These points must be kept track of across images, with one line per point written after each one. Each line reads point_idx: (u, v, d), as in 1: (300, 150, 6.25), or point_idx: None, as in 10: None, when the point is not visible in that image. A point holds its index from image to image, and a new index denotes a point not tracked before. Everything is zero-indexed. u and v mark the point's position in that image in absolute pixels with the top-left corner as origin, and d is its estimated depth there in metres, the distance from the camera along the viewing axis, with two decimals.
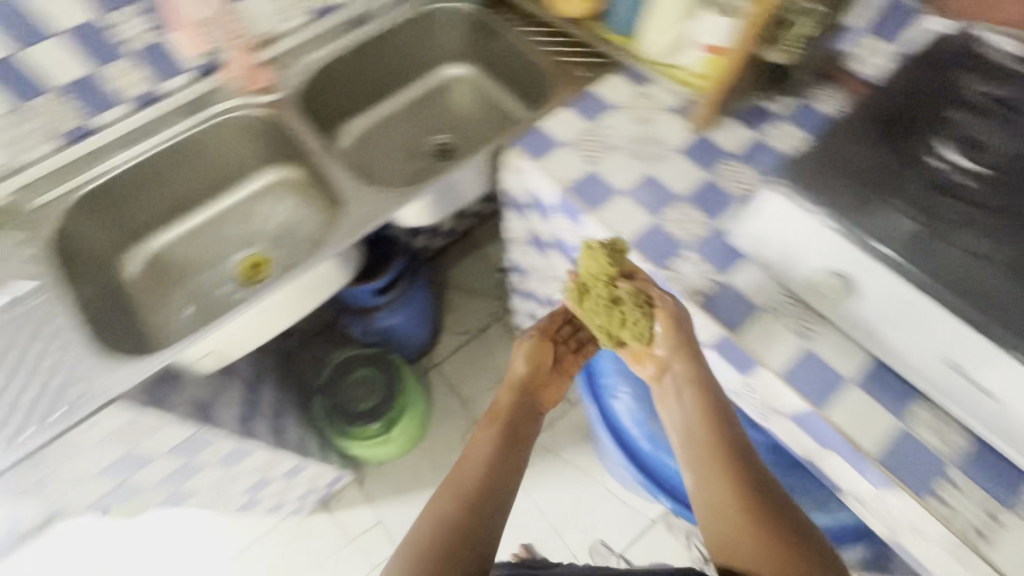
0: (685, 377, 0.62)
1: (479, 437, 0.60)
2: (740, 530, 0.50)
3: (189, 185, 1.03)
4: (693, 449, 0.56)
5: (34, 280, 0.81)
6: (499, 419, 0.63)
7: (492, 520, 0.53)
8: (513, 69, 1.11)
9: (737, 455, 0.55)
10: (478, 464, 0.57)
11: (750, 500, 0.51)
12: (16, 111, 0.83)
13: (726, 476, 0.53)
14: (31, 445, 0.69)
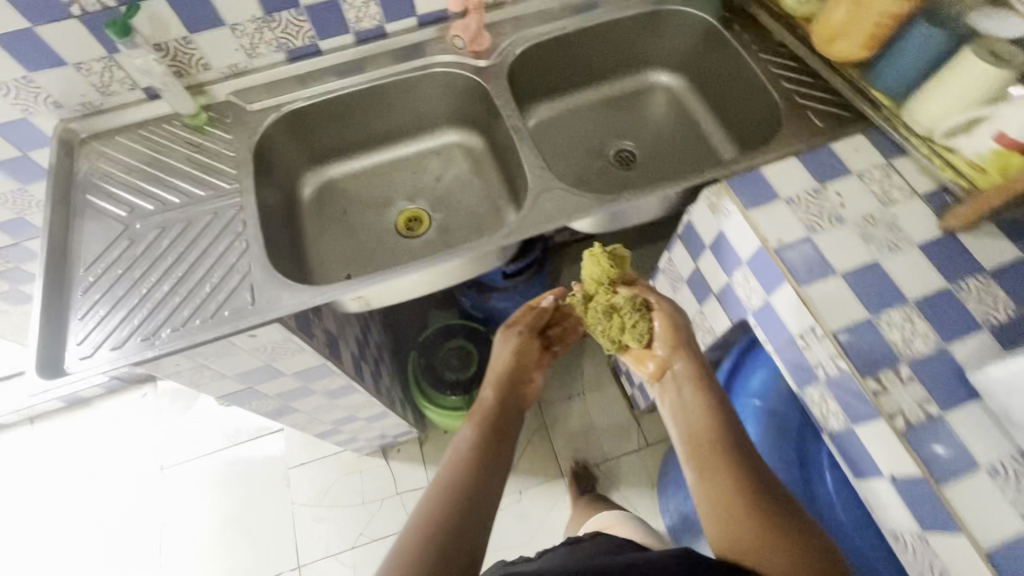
0: (688, 373, 0.69)
1: (459, 439, 0.64)
2: (747, 527, 0.53)
3: (380, 125, 1.04)
4: (696, 446, 0.60)
5: (234, 181, 0.86)
6: (478, 419, 0.66)
7: (483, 507, 0.56)
8: (733, 98, 1.03)
9: (738, 456, 0.58)
10: (456, 458, 0.60)
11: (756, 496, 0.55)
12: (263, 19, 0.87)
13: (725, 473, 0.57)
14: (202, 336, 0.72)
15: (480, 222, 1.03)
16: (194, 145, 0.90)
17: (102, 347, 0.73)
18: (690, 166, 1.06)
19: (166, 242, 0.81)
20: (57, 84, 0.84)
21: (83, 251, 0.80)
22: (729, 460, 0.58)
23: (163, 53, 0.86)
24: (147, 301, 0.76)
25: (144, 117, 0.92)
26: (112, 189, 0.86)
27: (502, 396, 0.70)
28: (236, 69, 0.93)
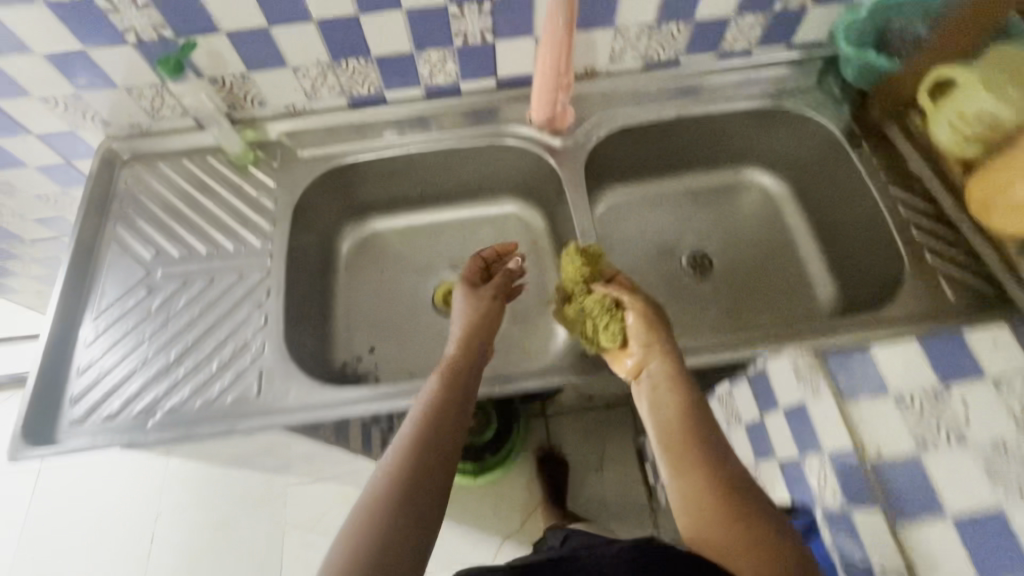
0: (662, 375, 0.61)
1: (409, 419, 0.54)
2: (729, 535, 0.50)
3: (436, 185, 0.95)
4: (681, 460, 0.54)
5: (267, 241, 0.79)
6: (435, 397, 0.56)
7: (433, 483, 0.50)
8: (846, 227, 0.88)
9: (709, 462, 0.54)
10: (406, 438, 0.52)
11: (727, 505, 0.51)
12: (329, 65, 0.78)
13: (701, 475, 0.53)
14: (197, 427, 0.66)
15: (523, 312, 0.91)
16: (233, 188, 0.83)
17: (95, 415, 0.67)
18: (777, 293, 0.92)
19: (184, 302, 0.75)
20: (107, 103, 0.79)
21: (99, 295, 0.75)
22: (699, 463, 0.54)
23: (218, 86, 0.79)
24: (151, 368, 0.70)
25: (190, 146, 0.86)
26: (142, 225, 0.81)
27: (465, 364, 0.60)
28: (295, 109, 0.85)
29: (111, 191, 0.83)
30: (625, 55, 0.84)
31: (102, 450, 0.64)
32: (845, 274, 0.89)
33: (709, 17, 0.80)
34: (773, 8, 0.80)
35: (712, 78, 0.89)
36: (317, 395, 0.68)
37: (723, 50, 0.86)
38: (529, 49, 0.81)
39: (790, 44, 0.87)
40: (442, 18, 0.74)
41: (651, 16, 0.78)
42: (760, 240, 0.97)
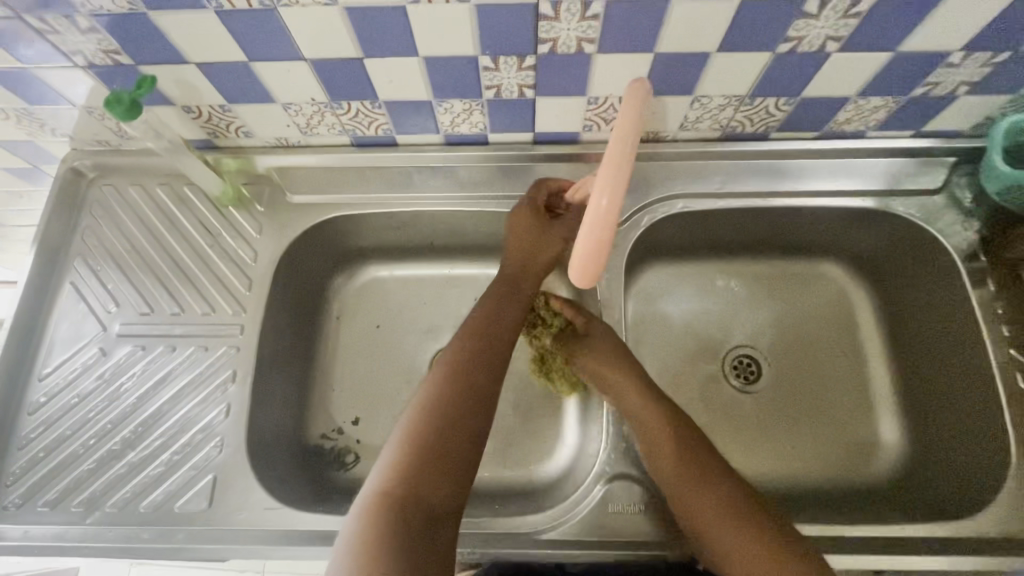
0: (654, 416, 0.62)
1: (439, 371, 0.59)
2: (737, 552, 0.53)
3: (447, 239, 0.81)
4: (674, 473, 0.58)
5: (240, 309, 0.68)
6: (472, 348, 0.60)
7: (463, 448, 0.55)
8: (936, 372, 0.70)
9: (716, 481, 0.58)
10: (440, 388, 0.57)
11: (738, 518, 0.55)
12: (327, 104, 0.63)
13: (705, 487, 0.57)
14: (136, 539, 0.58)
15: (530, 403, 0.78)
16: (208, 233, 0.71)
17: (29, 503, 0.60)
18: (831, 430, 0.75)
19: (140, 373, 0.65)
20: (67, 119, 0.66)
21: (47, 352, 0.66)
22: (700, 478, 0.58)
23: (193, 115, 0.65)
24: (96, 454, 0.62)
25: (167, 172, 0.73)
26: (102, 266, 0.70)
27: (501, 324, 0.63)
28: (287, 142, 0.71)
29: (73, 218, 0.72)
30: (699, 124, 0.66)
31: (31, 552, 0.57)
32: (920, 427, 0.72)
33: (822, 95, 0.60)
34: (911, 94, 0.60)
35: (807, 160, 0.69)
36: (270, 520, 0.59)
37: (828, 130, 0.67)
38: (578, 108, 0.63)
39: (920, 132, 0.66)
40: (470, 69, 0.57)
41: (744, 88, 0.59)
42: (822, 354, 0.79)
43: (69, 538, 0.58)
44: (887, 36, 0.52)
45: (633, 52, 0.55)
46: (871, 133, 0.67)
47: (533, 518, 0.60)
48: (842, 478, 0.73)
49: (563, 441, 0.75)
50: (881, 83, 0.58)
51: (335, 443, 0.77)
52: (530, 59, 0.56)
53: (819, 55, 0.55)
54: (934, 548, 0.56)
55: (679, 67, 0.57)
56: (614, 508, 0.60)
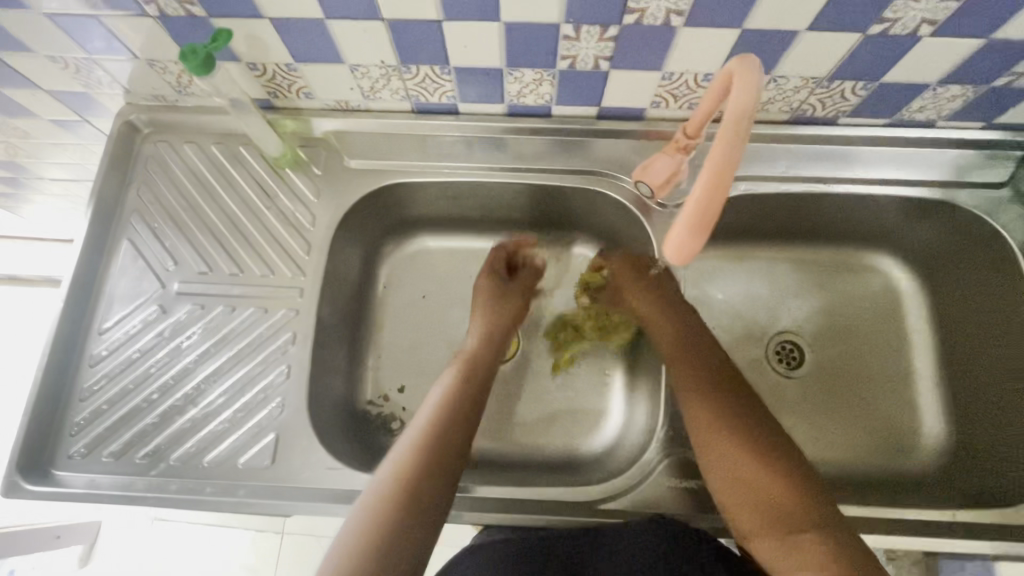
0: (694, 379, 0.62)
1: (422, 416, 0.60)
2: (731, 461, 0.56)
3: (499, 212, 0.80)
4: (718, 436, 0.57)
5: (298, 272, 0.68)
6: (449, 398, 0.62)
7: (442, 494, 0.55)
8: (986, 366, 0.71)
9: (727, 398, 0.59)
10: (423, 431, 0.58)
11: (741, 434, 0.56)
12: (395, 68, 0.62)
13: (713, 400, 0.59)
14: (201, 492, 0.59)
15: (574, 379, 0.79)
16: (266, 194, 0.71)
17: (94, 454, 0.61)
18: (871, 418, 0.76)
19: (200, 331, 0.66)
20: (128, 71, 0.65)
21: (107, 306, 0.66)
22: (709, 393, 0.60)
23: (257, 73, 0.64)
24: (158, 408, 0.63)
25: (222, 130, 0.73)
26: (159, 222, 0.69)
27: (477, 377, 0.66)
28: (346, 105, 0.70)
29: (128, 174, 0.71)
30: (769, 105, 0.65)
31: (98, 500, 0.58)
32: (964, 419, 0.73)
33: (902, 80, 0.59)
34: (993, 84, 0.59)
35: (872, 147, 0.69)
36: (333, 480, 0.60)
37: (898, 117, 0.66)
38: (650, 84, 0.62)
39: (991, 124, 0.66)
40: (550, 38, 0.56)
41: (824, 70, 0.58)
42: (865, 345, 0.80)
43: (136, 488, 0.59)
44: (985, 21, 0.51)
45: (720, 27, 0.53)
46: (941, 122, 0.66)
47: (590, 489, 0.62)
48: (880, 465, 0.74)
49: (608, 418, 0.76)
50: (965, 71, 0.57)
51: (382, 410, 0.78)
52: (612, 30, 0.55)
53: (908, 38, 0.54)
54: (980, 535, 0.58)
55: (763, 44, 0.56)
56: (671, 482, 0.62)
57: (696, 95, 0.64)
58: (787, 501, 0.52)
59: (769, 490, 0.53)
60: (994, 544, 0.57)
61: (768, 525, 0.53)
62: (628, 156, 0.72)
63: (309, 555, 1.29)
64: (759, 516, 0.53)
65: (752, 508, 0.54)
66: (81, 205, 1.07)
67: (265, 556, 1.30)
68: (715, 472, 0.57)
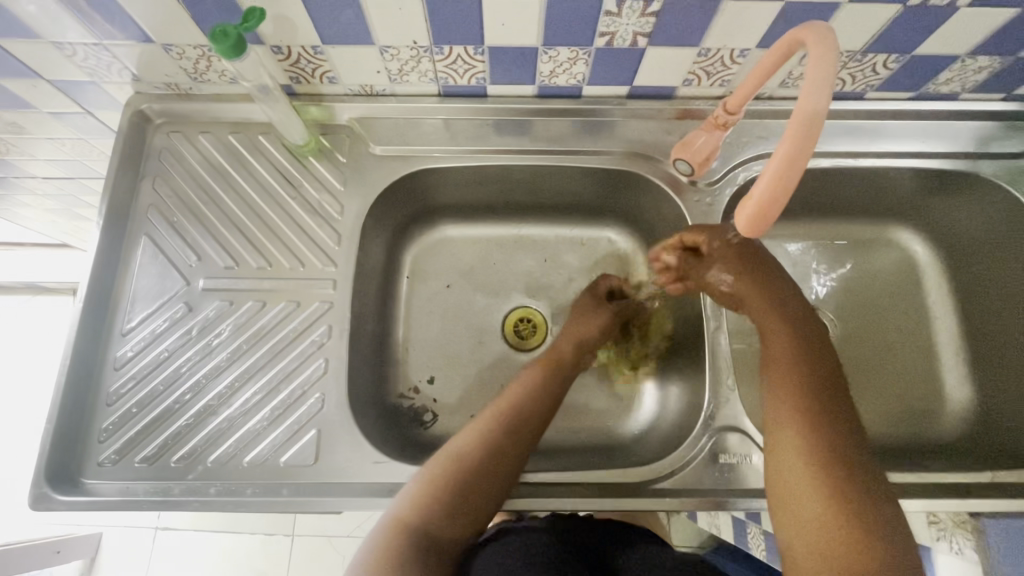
0: (784, 361, 0.56)
1: (497, 404, 0.62)
2: (801, 469, 0.49)
3: (524, 197, 0.79)
4: (794, 425, 0.51)
5: (330, 264, 0.66)
6: (524, 395, 0.63)
7: (488, 481, 0.56)
8: (1009, 332, 0.73)
9: (819, 406, 0.52)
10: (493, 418, 0.60)
11: (821, 445, 0.50)
12: (427, 48, 0.60)
13: (803, 392, 0.53)
14: (243, 493, 0.57)
15: (606, 362, 0.79)
16: (290, 184, 0.68)
17: (126, 459, 0.58)
18: (897, 389, 0.78)
19: (230, 327, 0.63)
20: (139, 58, 0.62)
21: (129, 306, 0.63)
22: (798, 389, 0.53)
23: (281, 56, 0.61)
24: (191, 409, 0.60)
25: (239, 120, 0.70)
26: (178, 217, 0.66)
27: (538, 392, 0.64)
28: (371, 90, 0.68)
29: (142, 166, 0.68)
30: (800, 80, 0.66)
31: (135, 508, 0.56)
32: (989, 385, 0.75)
33: (933, 53, 0.60)
34: (1019, 54, 0.60)
35: (896, 121, 0.70)
36: (381, 474, 0.59)
37: (923, 90, 0.67)
38: (685, 61, 0.62)
39: (1010, 95, 0.67)
40: (591, 14, 0.55)
41: (859, 43, 0.59)
42: (888, 318, 0.81)
43: (174, 493, 0.57)
44: None
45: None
46: (964, 95, 0.68)
47: (643, 471, 0.62)
48: (910, 434, 0.75)
49: (642, 399, 0.77)
50: (996, 42, 0.58)
51: (414, 401, 0.77)
52: (656, 5, 0.54)
53: (946, 9, 0.54)
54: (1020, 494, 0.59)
55: (803, 17, 0.56)
56: (726, 459, 0.62)
57: (730, 71, 0.63)
58: (840, 540, 0.45)
59: (827, 515, 0.46)
60: None
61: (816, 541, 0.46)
62: (658, 136, 0.71)
63: (321, 556, 1.27)
64: (808, 540, 0.47)
65: (800, 530, 0.47)
66: (74, 205, 1.02)
67: (276, 558, 1.27)
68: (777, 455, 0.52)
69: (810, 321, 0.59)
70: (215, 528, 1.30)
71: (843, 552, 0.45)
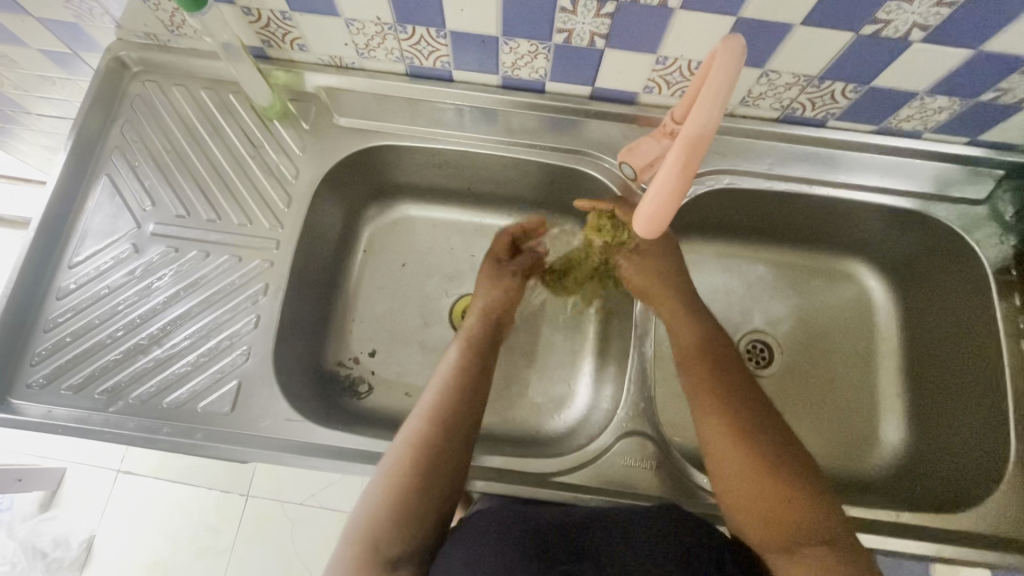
0: (719, 380, 0.60)
1: (424, 405, 0.60)
2: (729, 440, 0.56)
3: (486, 185, 0.80)
4: (732, 441, 0.56)
5: (276, 225, 0.68)
6: (449, 395, 0.60)
7: (434, 496, 0.55)
8: (943, 378, 0.73)
9: (724, 379, 0.60)
10: (422, 423, 0.58)
11: (729, 407, 0.58)
12: (391, 26, 0.61)
13: (735, 413, 0.57)
14: (157, 431, 0.59)
15: (545, 357, 0.79)
16: (251, 143, 0.70)
17: (54, 384, 0.61)
18: (834, 422, 0.77)
19: (172, 273, 0.66)
20: (120, 4, 0.64)
21: (79, 241, 0.66)
22: (711, 376, 0.60)
23: (252, 19, 0.63)
24: (122, 345, 0.63)
25: (213, 76, 0.72)
26: (139, 161, 0.69)
27: (464, 385, 0.62)
28: (340, 62, 0.69)
29: (114, 110, 0.71)
30: (759, 101, 0.66)
31: (51, 431, 0.58)
32: (923, 430, 0.74)
33: (893, 87, 0.60)
34: (978, 98, 0.59)
35: (857, 152, 0.70)
36: (294, 435, 0.60)
37: (887, 124, 0.67)
38: (644, 68, 0.62)
39: (975, 141, 0.67)
40: (547, 10, 0.56)
41: (818, 68, 0.59)
42: (835, 352, 0.80)
43: (91, 422, 0.59)
44: (975, 32, 0.52)
45: (715, 13, 0.54)
46: (927, 134, 0.67)
47: (549, 462, 0.62)
48: (843, 472, 0.74)
49: (574, 397, 0.77)
50: (955, 83, 0.58)
51: (351, 371, 0.77)
52: (609, 6, 0.54)
53: (900, 44, 0.54)
54: (914, 536, 0.59)
55: (759, 34, 0.56)
56: (626, 462, 0.62)
57: (687, 83, 0.64)
58: (803, 523, 0.51)
59: (777, 497, 0.52)
60: (929, 545, 0.59)
61: (786, 533, 0.51)
62: (618, 138, 0.72)
63: (271, 521, 1.20)
64: (758, 517, 0.52)
65: (733, 498, 0.54)
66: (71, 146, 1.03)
67: (228, 516, 1.20)
68: (721, 467, 0.56)
69: (717, 336, 0.65)
70: (175, 478, 1.22)
71: (808, 536, 0.50)
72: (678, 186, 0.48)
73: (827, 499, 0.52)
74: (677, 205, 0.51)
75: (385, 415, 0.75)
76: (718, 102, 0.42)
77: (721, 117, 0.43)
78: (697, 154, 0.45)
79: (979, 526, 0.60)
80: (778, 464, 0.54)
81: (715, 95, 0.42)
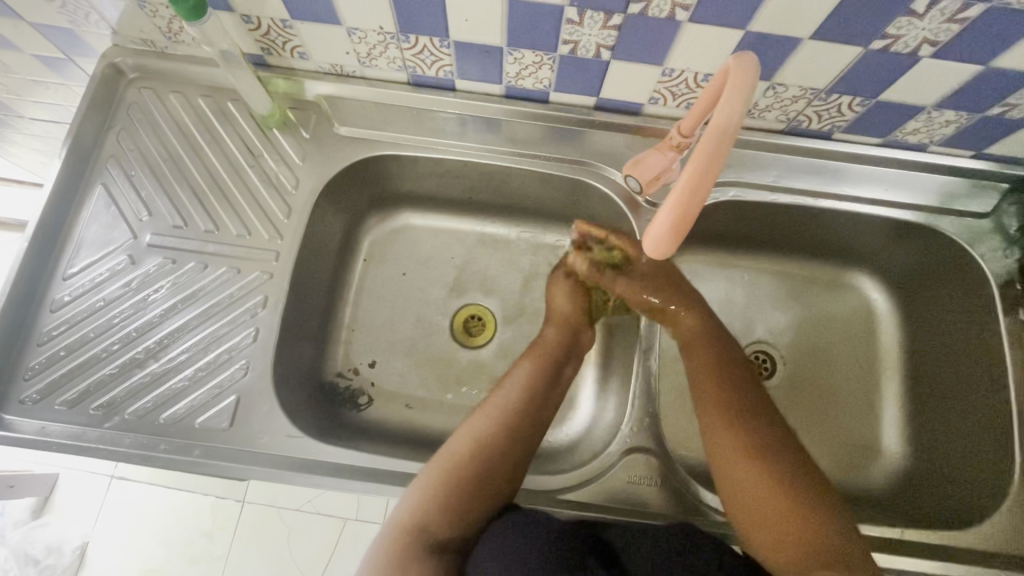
0: (723, 391, 0.60)
1: (497, 402, 0.60)
2: (732, 456, 0.55)
3: (487, 194, 0.79)
4: (736, 453, 0.55)
5: (276, 236, 0.67)
6: (522, 398, 0.61)
7: (486, 490, 0.55)
8: (945, 391, 0.73)
9: (726, 377, 0.61)
10: (495, 419, 0.58)
11: (733, 422, 0.57)
12: (393, 35, 0.60)
13: (737, 427, 0.57)
14: (154, 448, 0.58)
15: None
16: (250, 152, 0.69)
17: (47, 400, 0.59)
18: (836, 434, 0.77)
19: (169, 285, 0.65)
20: (115, 10, 0.62)
21: (74, 251, 0.65)
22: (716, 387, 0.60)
23: (252, 26, 0.62)
24: (117, 359, 0.62)
25: (210, 84, 0.70)
26: (136, 170, 0.68)
27: (538, 393, 0.62)
28: (341, 70, 0.68)
29: (110, 116, 0.69)
30: (765, 113, 0.66)
31: (45, 448, 0.57)
32: (924, 442, 0.74)
33: (900, 101, 0.60)
34: (985, 113, 0.59)
35: (863, 164, 0.69)
36: (294, 451, 0.59)
37: (892, 137, 0.66)
38: (649, 79, 0.62)
39: (980, 154, 0.67)
40: (553, 21, 0.55)
41: (825, 81, 0.58)
42: (838, 363, 0.80)
43: (87, 438, 0.58)
44: (985, 48, 0.51)
45: (723, 26, 0.53)
46: (932, 147, 0.67)
47: (552, 479, 0.61)
48: (845, 485, 0.74)
49: (576, 409, 0.76)
50: (963, 98, 0.58)
51: (350, 382, 0.76)
52: (616, 18, 0.53)
53: (908, 59, 0.54)
54: (918, 553, 0.59)
55: (767, 47, 0.55)
56: (630, 478, 0.62)
57: (693, 94, 0.63)
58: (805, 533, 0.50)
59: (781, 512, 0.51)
60: (933, 562, 0.58)
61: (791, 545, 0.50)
62: (622, 149, 0.71)
63: (268, 527, 1.19)
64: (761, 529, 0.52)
65: (733, 502, 0.54)
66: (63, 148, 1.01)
67: (223, 523, 1.19)
68: (724, 480, 0.55)
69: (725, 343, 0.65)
70: (169, 485, 1.21)
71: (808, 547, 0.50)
72: (697, 198, 0.47)
73: (832, 512, 0.51)
74: (692, 222, 0.50)
75: (384, 426, 0.74)
76: (735, 110, 0.41)
77: (736, 129, 0.42)
78: (716, 161, 0.44)
79: (982, 542, 0.60)
80: (781, 478, 0.53)
81: (734, 100, 0.41)
